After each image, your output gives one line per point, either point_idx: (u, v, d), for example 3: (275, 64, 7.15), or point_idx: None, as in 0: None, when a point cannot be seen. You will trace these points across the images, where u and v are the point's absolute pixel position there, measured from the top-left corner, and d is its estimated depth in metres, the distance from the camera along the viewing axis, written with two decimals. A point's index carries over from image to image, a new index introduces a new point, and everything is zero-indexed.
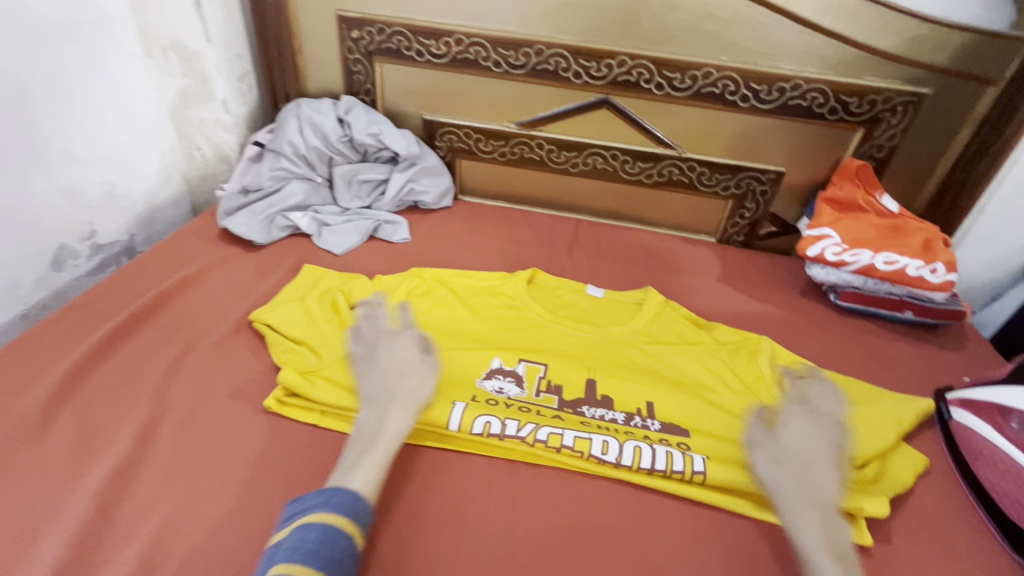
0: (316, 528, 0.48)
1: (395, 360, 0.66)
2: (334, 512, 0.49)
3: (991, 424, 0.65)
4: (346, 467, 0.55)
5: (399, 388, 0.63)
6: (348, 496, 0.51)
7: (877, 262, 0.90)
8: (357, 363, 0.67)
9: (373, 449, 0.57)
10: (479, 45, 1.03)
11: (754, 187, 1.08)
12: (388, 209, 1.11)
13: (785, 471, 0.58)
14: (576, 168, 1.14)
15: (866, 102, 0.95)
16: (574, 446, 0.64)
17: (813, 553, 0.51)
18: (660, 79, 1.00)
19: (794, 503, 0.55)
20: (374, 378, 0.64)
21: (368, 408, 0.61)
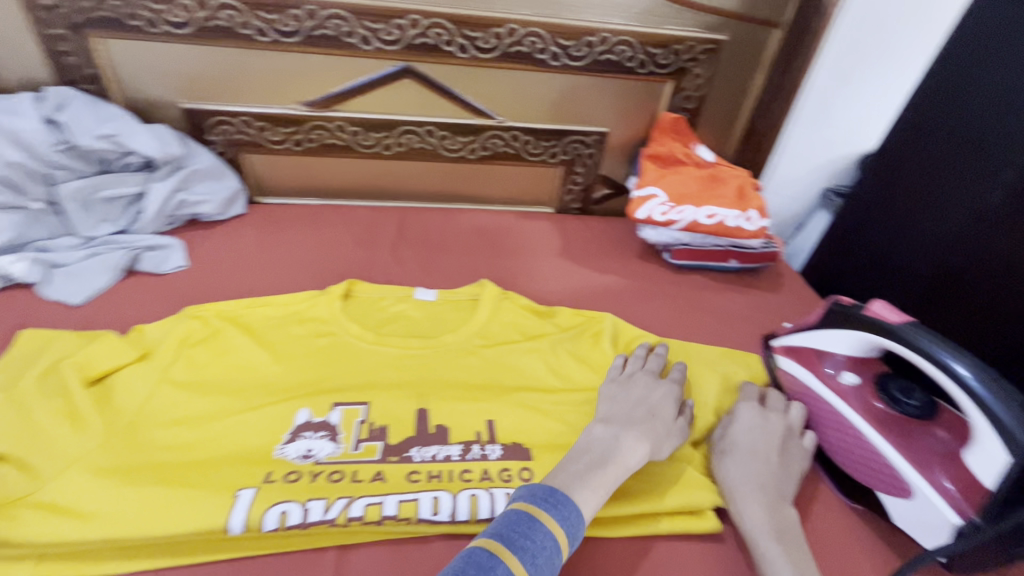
0: (541, 529, 0.47)
1: (663, 412, 0.63)
2: (570, 528, 0.48)
3: (810, 371, 0.67)
4: (573, 475, 0.53)
5: (652, 422, 0.61)
6: (574, 510, 0.49)
7: (700, 217, 0.90)
8: (610, 387, 0.66)
9: (602, 468, 0.54)
10: (231, 8, 0.81)
11: (580, 151, 1.02)
12: (153, 229, 0.87)
13: (751, 467, 0.59)
14: (391, 150, 0.98)
15: (671, 52, 0.92)
16: (398, 514, 0.54)
17: (757, 541, 0.54)
18: (462, 40, 0.87)
19: (760, 497, 0.57)
20: (634, 409, 0.62)
21: (619, 430, 0.59)
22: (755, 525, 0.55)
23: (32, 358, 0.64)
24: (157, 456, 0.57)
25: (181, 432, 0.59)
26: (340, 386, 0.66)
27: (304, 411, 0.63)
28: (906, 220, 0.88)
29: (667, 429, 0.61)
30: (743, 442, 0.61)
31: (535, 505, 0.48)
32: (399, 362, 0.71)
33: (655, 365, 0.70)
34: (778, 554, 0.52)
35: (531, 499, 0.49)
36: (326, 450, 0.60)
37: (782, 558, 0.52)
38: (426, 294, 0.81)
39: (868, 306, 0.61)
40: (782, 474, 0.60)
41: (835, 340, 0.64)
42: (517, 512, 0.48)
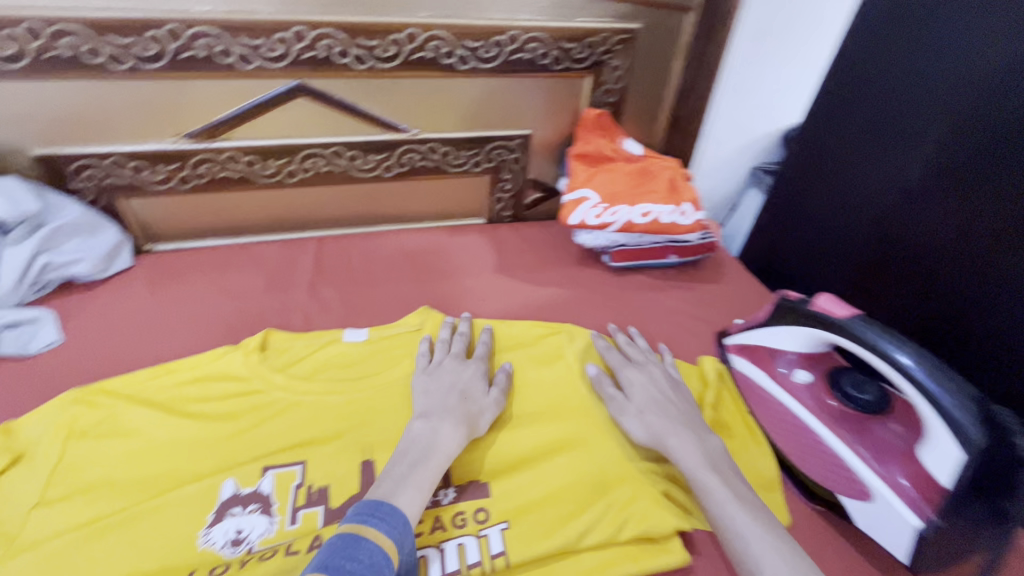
0: (367, 547, 0.43)
1: (473, 391, 0.62)
2: (398, 537, 0.45)
3: (766, 371, 0.66)
4: (396, 480, 0.50)
5: (466, 406, 0.60)
6: (401, 519, 0.46)
7: (635, 216, 0.87)
8: (420, 377, 0.64)
9: (424, 465, 0.52)
10: (72, 35, 0.68)
11: (506, 157, 0.96)
12: (17, 302, 0.74)
13: (653, 418, 0.59)
14: (296, 177, 0.89)
15: (586, 46, 0.87)
16: None
17: (696, 478, 0.52)
18: (357, 50, 0.79)
19: (679, 447, 0.55)
20: (445, 395, 0.61)
21: (437, 423, 0.56)
22: (688, 463, 0.54)
23: None
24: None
25: (72, 546, 0.50)
26: (261, 452, 0.58)
27: (231, 480, 0.55)
28: (828, 207, 0.88)
29: (478, 408, 0.61)
30: (644, 404, 0.61)
31: (363, 525, 0.45)
32: (329, 415, 0.62)
33: (460, 346, 0.69)
34: (720, 486, 0.51)
35: (359, 518, 0.45)
36: (259, 529, 0.52)
37: (720, 486, 0.51)
38: (357, 333, 0.73)
39: (813, 300, 0.61)
40: (683, 391, 0.64)
41: (784, 336, 0.64)
42: (341, 536, 0.43)
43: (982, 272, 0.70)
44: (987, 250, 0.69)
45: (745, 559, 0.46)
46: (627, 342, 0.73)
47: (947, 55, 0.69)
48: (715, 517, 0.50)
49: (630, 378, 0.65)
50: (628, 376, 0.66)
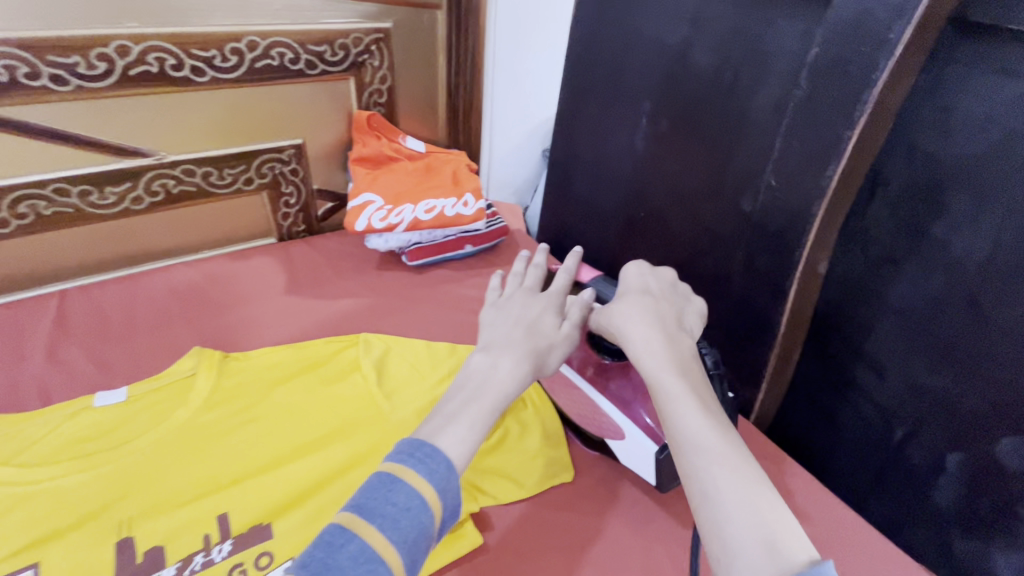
0: (403, 492, 0.38)
1: (543, 324, 0.51)
2: (440, 482, 0.40)
3: None
4: (445, 417, 0.44)
5: (534, 341, 0.49)
6: (443, 461, 0.40)
7: (419, 213, 0.88)
8: (487, 311, 0.54)
9: (475, 403, 0.44)
10: None
11: (280, 170, 0.91)
12: None
13: (643, 315, 0.49)
14: (9, 225, 0.74)
15: (338, 47, 0.84)
16: None
17: (658, 376, 0.44)
18: (52, 69, 0.68)
19: (652, 349, 0.46)
20: (511, 329, 0.50)
21: (498, 357, 0.47)
22: (653, 357, 0.45)
23: None
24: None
25: None
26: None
27: None
28: (591, 195, 0.90)
29: (550, 340, 0.50)
30: (624, 302, 0.52)
31: (400, 464, 0.40)
32: (74, 496, 0.54)
33: (535, 278, 0.57)
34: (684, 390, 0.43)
35: (394, 457, 0.41)
36: None
37: (685, 389, 0.43)
38: (113, 394, 0.64)
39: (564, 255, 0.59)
40: (684, 298, 0.55)
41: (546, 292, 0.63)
42: (378, 474, 0.40)
43: (698, 253, 0.75)
44: (699, 231, 0.74)
45: (694, 463, 0.39)
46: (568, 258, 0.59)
47: (648, 45, 0.73)
48: (670, 416, 0.42)
49: (626, 276, 0.56)
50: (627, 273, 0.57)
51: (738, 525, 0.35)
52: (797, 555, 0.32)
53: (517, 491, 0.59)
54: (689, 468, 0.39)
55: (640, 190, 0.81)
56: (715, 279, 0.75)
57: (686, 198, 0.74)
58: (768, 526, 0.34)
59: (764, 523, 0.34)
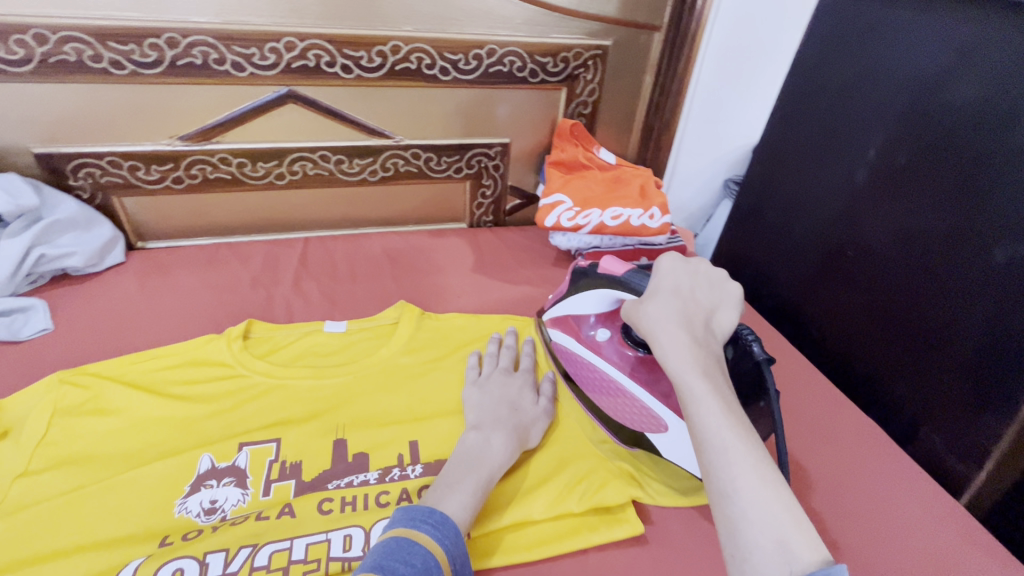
0: (420, 553, 0.44)
1: (522, 401, 0.65)
2: (449, 545, 0.46)
3: (573, 336, 0.71)
4: (447, 485, 0.52)
5: (517, 417, 0.62)
6: (453, 529, 0.48)
7: (606, 219, 0.92)
8: (471, 390, 0.65)
9: (477, 473, 0.53)
10: (77, 40, 0.73)
11: (485, 164, 1.01)
12: (11, 291, 0.77)
13: (672, 311, 0.50)
14: (284, 179, 0.93)
15: (560, 60, 0.92)
16: (307, 558, 0.50)
17: (681, 375, 0.45)
18: (344, 60, 0.83)
19: (681, 347, 0.47)
20: (498, 406, 0.62)
21: (490, 433, 0.58)
22: (676, 356, 0.46)
23: None
24: (24, 546, 0.49)
25: (52, 511, 0.52)
26: (241, 429, 0.61)
27: (209, 455, 0.58)
28: (791, 219, 0.95)
29: (531, 418, 0.63)
30: (649, 300, 0.53)
31: (416, 530, 0.46)
32: (307, 396, 0.66)
33: (509, 359, 0.70)
34: (709, 395, 0.43)
35: (411, 524, 0.47)
36: (234, 498, 0.55)
37: (710, 393, 0.44)
38: (337, 325, 0.77)
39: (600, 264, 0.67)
40: (718, 286, 0.55)
41: (582, 301, 0.70)
42: (396, 539, 0.45)
43: (903, 283, 0.77)
44: (913, 260, 0.75)
45: (716, 466, 0.41)
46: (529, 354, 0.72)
47: (890, 73, 0.76)
48: (693, 417, 0.43)
49: (656, 268, 0.56)
50: (659, 263, 0.57)
51: (755, 526, 0.37)
52: (809, 560, 0.35)
53: (678, 497, 0.60)
54: (711, 468, 0.41)
55: (850, 216, 0.84)
56: (914, 309, 0.76)
57: (908, 228, 0.76)
58: (785, 529, 0.37)
59: (784, 526, 0.37)
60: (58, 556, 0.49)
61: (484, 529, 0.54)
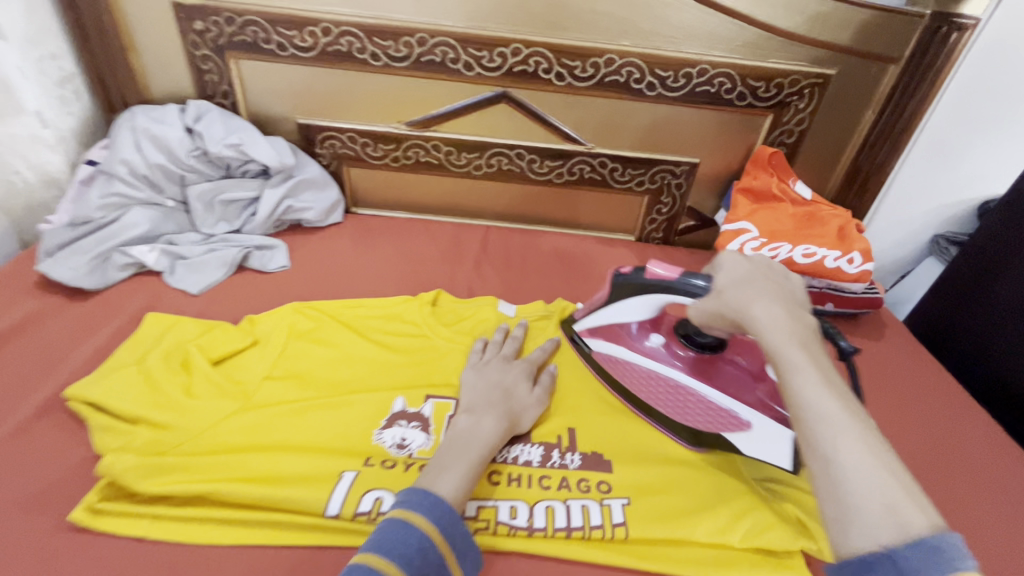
0: (416, 535, 0.46)
1: (517, 388, 0.66)
2: (446, 527, 0.48)
3: (624, 347, 0.72)
4: (440, 467, 0.53)
5: (510, 401, 0.63)
6: (447, 508, 0.49)
7: (796, 255, 0.87)
8: (468, 371, 0.67)
9: (467, 457, 0.55)
10: (352, 34, 0.88)
11: (669, 181, 1.01)
12: (263, 231, 0.95)
13: (755, 289, 0.50)
14: (481, 170, 1.01)
15: (773, 86, 0.89)
16: (477, 517, 0.56)
17: (777, 349, 0.45)
18: (560, 68, 0.89)
19: (773, 323, 0.47)
20: (490, 389, 0.64)
21: (480, 416, 0.60)
22: (772, 331, 0.46)
23: (158, 337, 0.71)
24: (263, 433, 0.60)
25: (284, 413, 0.62)
26: (429, 383, 0.69)
27: (401, 399, 0.66)
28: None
29: (524, 404, 0.64)
30: (732, 289, 0.52)
31: (409, 511, 0.48)
32: None
33: (512, 347, 0.72)
34: (808, 367, 0.43)
35: (404, 505, 0.49)
36: (419, 441, 0.62)
37: (810, 365, 0.43)
38: (508, 308, 0.82)
39: (646, 270, 0.64)
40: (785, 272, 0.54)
41: (626, 307, 0.69)
42: (393, 521, 0.47)
43: None
44: None
45: (817, 432, 0.40)
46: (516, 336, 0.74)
47: None
48: (791, 387, 0.43)
49: (719, 266, 0.55)
50: (721, 261, 0.56)
51: (864, 489, 0.37)
52: (919, 521, 0.35)
53: None
54: (814, 437, 0.40)
55: None
56: None
57: None
58: (896, 494, 0.36)
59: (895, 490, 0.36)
60: (288, 450, 0.59)
61: (638, 536, 0.57)
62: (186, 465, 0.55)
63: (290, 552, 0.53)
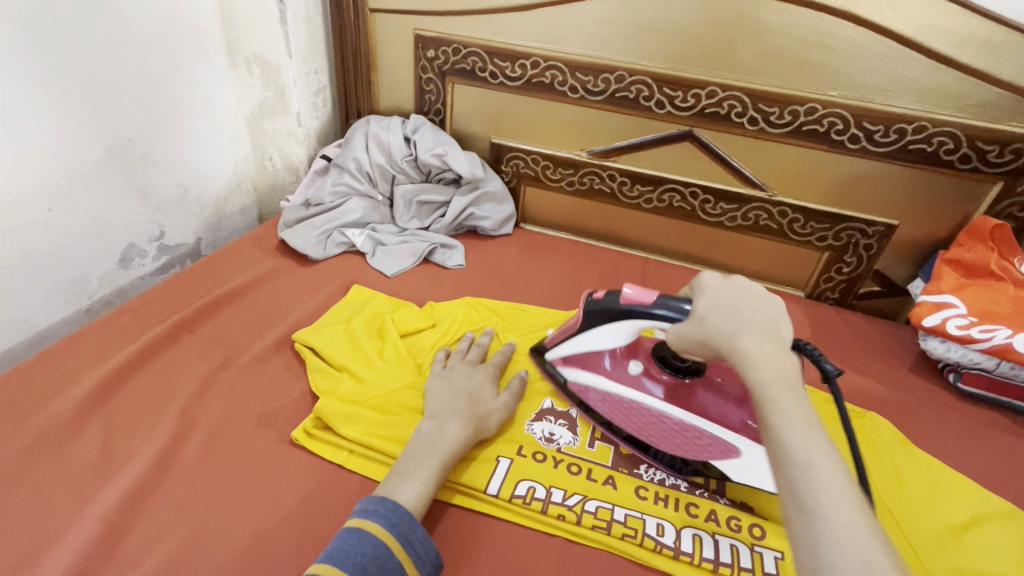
0: (372, 541, 0.48)
1: (482, 393, 0.65)
2: (398, 528, 0.49)
3: (600, 374, 0.69)
4: (402, 475, 0.54)
5: (475, 405, 0.63)
6: (403, 513, 0.50)
7: (1017, 342, 0.75)
8: (433, 379, 0.67)
9: (431, 460, 0.56)
10: (556, 68, 0.97)
11: (856, 240, 0.94)
12: (446, 232, 1.07)
13: (733, 320, 0.51)
14: (651, 204, 1.04)
15: (1009, 151, 0.80)
16: (626, 523, 0.58)
17: (762, 387, 0.45)
18: (755, 113, 0.89)
19: (752, 360, 0.47)
20: (454, 395, 0.64)
21: (444, 422, 0.60)
22: (757, 369, 0.47)
23: (360, 306, 0.83)
24: None
25: None
26: None
27: (550, 399, 0.71)
28: None
29: (489, 409, 0.64)
30: (714, 316, 0.52)
31: (366, 519, 0.49)
32: None
33: (476, 354, 0.72)
34: (792, 409, 0.44)
35: (361, 515, 0.50)
36: (567, 438, 0.66)
37: (793, 409, 0.44)
38: None
39: (621, 296, 0.61)
40: (763, 297, 0.54)
41: (601, 336, 0.65)
42: (347, 530, 0.49)
43: None
44: None
45: (798, 478, 0.40)
46: (479, 342, 0.74)
47: None
48: (779, 432, 0.43)
49: (700, 286, 0.56)
50: (702, 283, 0.57)
51: (846, 546, 0.36)
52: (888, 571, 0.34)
53: None
54: (793, 477, 0.40)
55: None
56: None
57: None
58: (874, 551, 0.35)
59: (873, 540, 0.36)
60: None
61: None
62: (377, 417, 0.64)
63: (454, 512, 0.59)
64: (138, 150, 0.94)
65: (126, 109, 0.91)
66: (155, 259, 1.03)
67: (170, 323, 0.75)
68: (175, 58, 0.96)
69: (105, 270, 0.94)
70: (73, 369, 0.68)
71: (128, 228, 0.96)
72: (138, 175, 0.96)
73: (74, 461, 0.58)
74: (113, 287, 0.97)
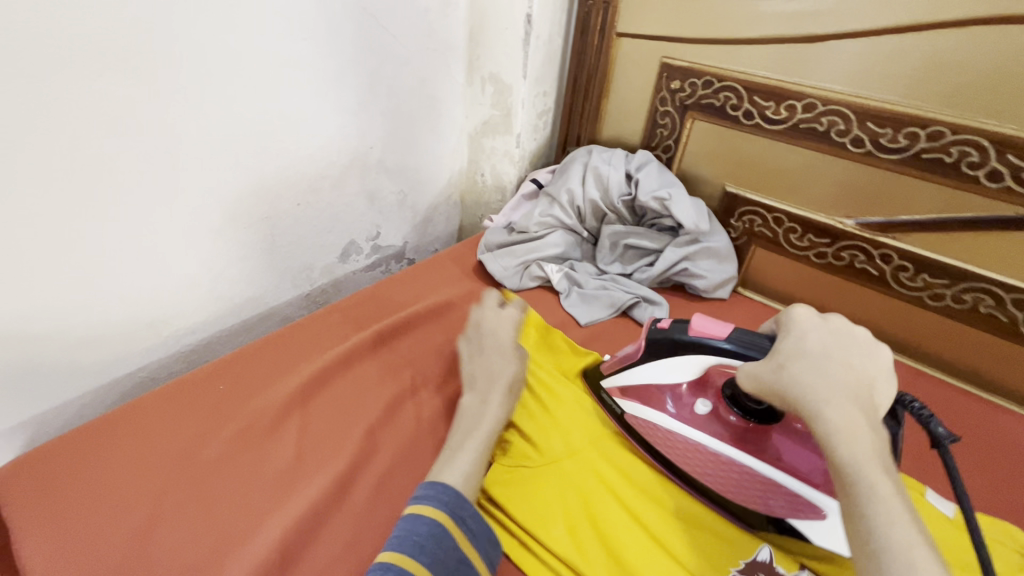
0: (427, 524, 0.48)
1: (509, 349, 0.69)
2: (447, 505, 0.50)
3: (658, 409, 0.64)
4: (452, 449, 0.57)
5: (502, 365, 0.67)
6: (448, 488, 0.51)
7: None
8: (467, 349, 0.71)
9: (474, 435, 0.59)
10: (838, 114, 0.77)
11: None
12: (650, 284, 0.94)
13: (820, 373, 0.47)
14: (940, 301, 0.78)
15: None
16: None
17: (857, 466, 0.41)
18: None
19: (851, 426, 0.43)
20: (487, 360, 0.68)
21: (485, 394, 0.64)
22: (847, 441, 0.42)
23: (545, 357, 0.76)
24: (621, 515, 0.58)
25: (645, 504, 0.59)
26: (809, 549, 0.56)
27: (769, 550, 0.56)
28: None
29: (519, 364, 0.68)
30: (803, 363, 0.48)
31: (419, 503, 0.49)
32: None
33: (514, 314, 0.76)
34: (892, 491, 0.40)
35: (413, 501, 0.50)
36: None
37: (891, 493, 0.39)
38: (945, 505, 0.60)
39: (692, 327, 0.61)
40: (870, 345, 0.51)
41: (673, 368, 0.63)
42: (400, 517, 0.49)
43: None
44: None
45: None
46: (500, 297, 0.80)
47: None
48: (873, 519, 0.38)
49: (793, 323, 0.53)
50: (791, 322, 0.53)
51: None
52: None
53: None
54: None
55: None
56: None
57: None
58: None
59: None
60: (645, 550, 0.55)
61: None
62: None
63: None
64: (375, 156, 1.00)
65: (373, 119, 0.96)
66: (367, 256, 1.09)
67: (370, 333, 0.76)
68: (422, 74, 1.00)
69: (327, 261, 1.02)
70: (284, 362, 0.72)
71: (352, 226, 1.03)
72: (370, 178, 1.02)
73: (268, 464, 0.61)
74: (330, 277, 1.05)
